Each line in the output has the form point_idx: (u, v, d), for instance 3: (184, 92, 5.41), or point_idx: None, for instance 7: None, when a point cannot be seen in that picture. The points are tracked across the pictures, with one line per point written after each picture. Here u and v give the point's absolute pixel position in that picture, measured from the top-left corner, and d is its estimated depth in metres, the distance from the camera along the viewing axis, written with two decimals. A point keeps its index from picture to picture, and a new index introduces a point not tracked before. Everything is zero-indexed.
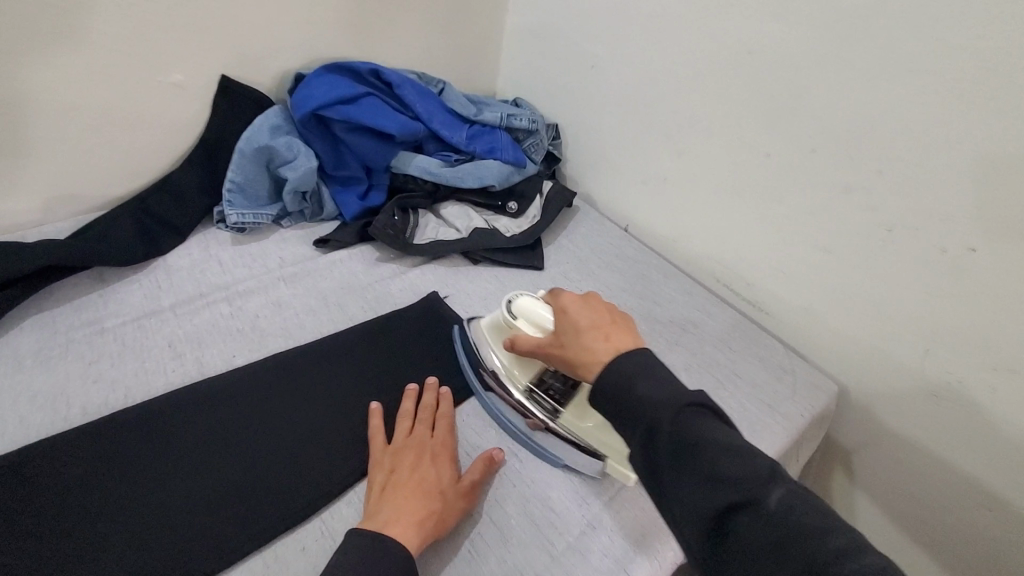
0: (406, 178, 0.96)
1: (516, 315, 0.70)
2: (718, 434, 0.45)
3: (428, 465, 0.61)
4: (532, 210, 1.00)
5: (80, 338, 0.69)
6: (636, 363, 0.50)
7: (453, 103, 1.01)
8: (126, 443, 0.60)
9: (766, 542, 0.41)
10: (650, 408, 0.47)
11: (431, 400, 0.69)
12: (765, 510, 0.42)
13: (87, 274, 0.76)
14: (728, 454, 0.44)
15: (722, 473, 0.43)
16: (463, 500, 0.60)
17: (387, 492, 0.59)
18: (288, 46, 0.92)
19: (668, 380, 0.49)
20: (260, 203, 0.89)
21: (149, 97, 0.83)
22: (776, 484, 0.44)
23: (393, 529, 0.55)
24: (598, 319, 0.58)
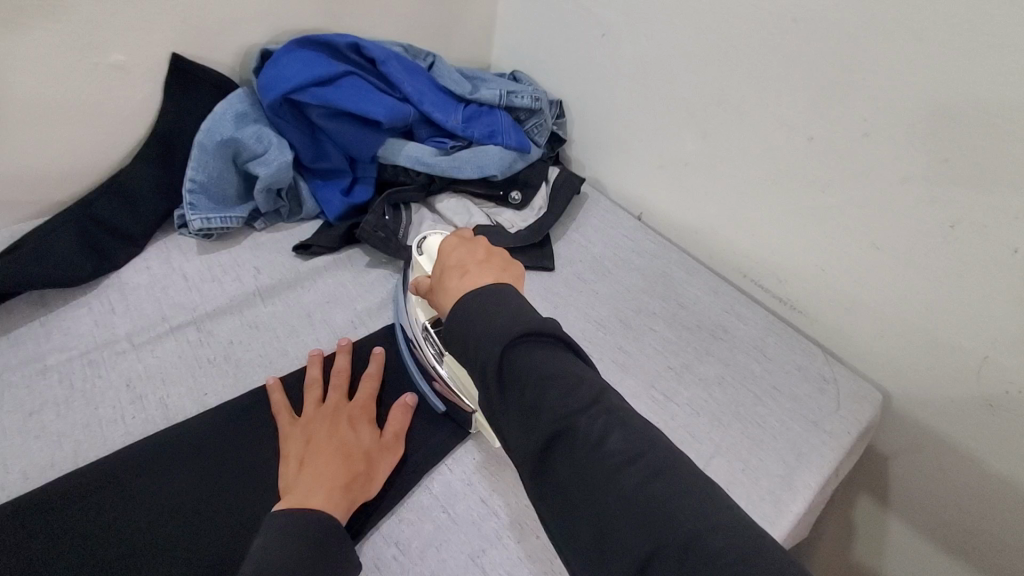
0: (395, 168, 0.84)
1: (425, 252, 0.65)
2: (552, 364, 0.44)
3: (345, 428, 0.57)
4: (537, 202, 0.91)
5: (18, 380, 0.58)
6: (490, 299, 0.48)
7: (445, 80, 0.89)
8: (85, 510, 0.51)
9: (584, 468, 0.42)
10: (479, 335, 0.46)
11: (344, 363, 0.63)
12: (585, 442, 0.42)
13: (24, 299, 0.65)
14: (554, 385, 0.43)
15: (546, 403, 0.43)
16: (391, 452, 0.57)
17: (305, 467, 0.53)
18: (250, 17, 0.78)
19: (517, 310, 0.47)
20: (228, 203, 0.77)
21: (86, 82, 0.69)
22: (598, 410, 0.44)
23: (314, 496, 0.50)
24: (468, 257, 0.55)
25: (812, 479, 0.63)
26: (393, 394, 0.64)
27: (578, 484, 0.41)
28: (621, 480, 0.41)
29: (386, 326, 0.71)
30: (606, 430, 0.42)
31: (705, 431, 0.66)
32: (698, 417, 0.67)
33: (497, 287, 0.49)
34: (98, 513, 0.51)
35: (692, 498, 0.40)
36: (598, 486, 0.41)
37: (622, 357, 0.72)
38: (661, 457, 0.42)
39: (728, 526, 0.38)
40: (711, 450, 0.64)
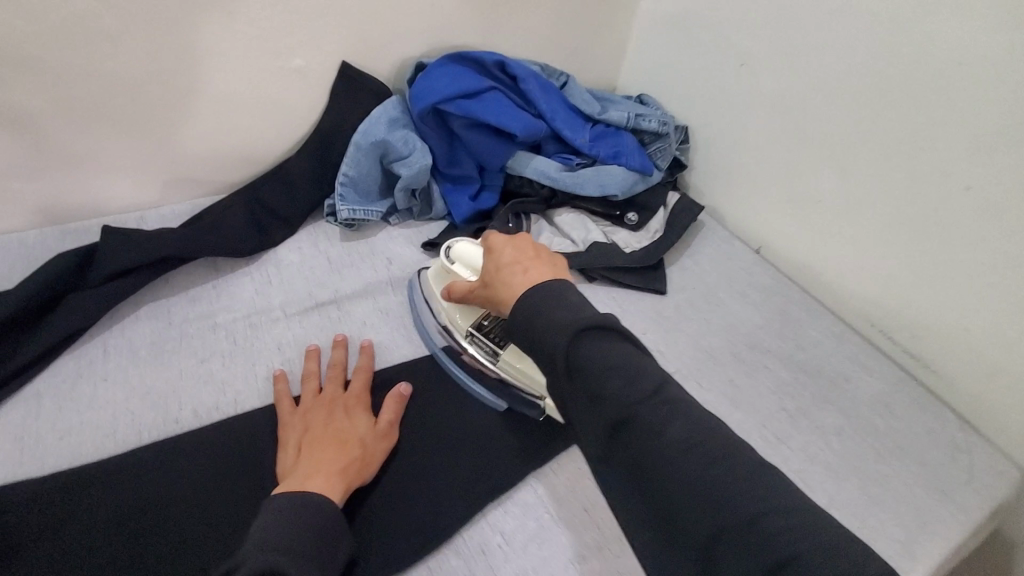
0: (521, 179, 0.88)
1: (455, 260, 0.68)
2: (615, 357, 0.46)
3: (340, 416, 0.58)
4: (655, 224, 0.91)
5: (193, 331, 0.66)
6: (551, 295, 0.50)
7: (576, 99, 0.93)
8: (221, 449, 0.57)
9: (651, 454, 0.43)
10: (545, 333, 0.48)
11: (340, 356, 0.65)
12: (647, 432, 0.44)
13: (200, 262, 0.74)
14: (616, 376, 0.45)
15: (606, 392, 0.45)
16: (383, 439, 0.58)
17: (303, 454, 0.54)
18: (411, 33, 0.86)
19: (573, 305, 0.49)
20: (371, 198, 0.85)
21: (272, 81, 0.80)
22: (661, 404, 0.44)
23: (313, 486, 0.51)
24: (520, 255, 0.58)
25: (936, 550, 0.59)
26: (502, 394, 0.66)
27: (637, 461, 0.44)
28: (678, 459, 0.42)
29: None
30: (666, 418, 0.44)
31: (817, 479, 0.63)
32: (811, 465, 0.64)
33: (560, 281, 0.52)
34: (244, 444, 0.58)
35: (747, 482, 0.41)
36: (657, 468, 0.43)
37: (733, 390, 0.70)
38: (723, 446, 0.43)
39: (784, 509, 0.39)
40: (824, 500, 0.61)
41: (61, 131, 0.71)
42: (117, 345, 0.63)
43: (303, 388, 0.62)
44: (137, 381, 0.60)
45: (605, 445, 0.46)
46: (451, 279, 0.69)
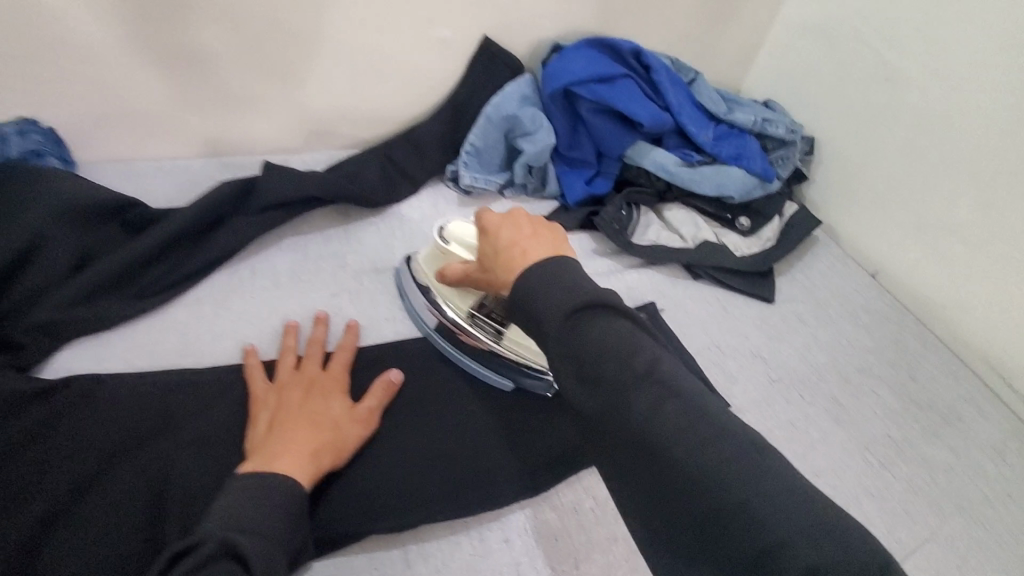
0: (637, 170, 0.89)
1: (450, 240, 0.63)
2: (610, 335, 0.40)
3: (316, 397, 0.55)
4: (767, 232, 0.89)
5: (326, 267, 0.73)
6: (551, 275, 0.43)
7: (703, 97, 0.93)
8: None
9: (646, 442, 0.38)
10: (539, 319, 0.41)
11: (321, 334, 0.62)
12: (634, 419, 0.38)
13: (333, 208, 0.80)
14: (612, 358, 0.39)
15: (599, 378, 0.39)
16: (358, 424, 0.55)
17: (274, 432, 0.51)
18: (552, 16, 0.89)
19: (570, 283, 0.42)
20: (492, 168, 0.88)
21: (418, 48, 0.85)
22: (654, 387, 0.39)
23: (281, 466, 0.48)
24: (514, 234, 0.48)
25: None
26: None
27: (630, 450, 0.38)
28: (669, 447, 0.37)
29: None
30: (658, 406, 0.38)
31: (920, 513, 0.60)
32: (915, 496, 0.62)
33: (561, 262, 0.43)
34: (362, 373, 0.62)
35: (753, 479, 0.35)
36: (662, 463, 0.37)
37: (836, 408, 0.69)
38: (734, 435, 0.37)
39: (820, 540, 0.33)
40: (925, 534, 0.59)
41: (233, 73, 0.79)
42: (263, 270, 0.70)
43: (280, 366, 0.59)
44: (277, 303, 0.67)
45: (592, 426, 0.40)
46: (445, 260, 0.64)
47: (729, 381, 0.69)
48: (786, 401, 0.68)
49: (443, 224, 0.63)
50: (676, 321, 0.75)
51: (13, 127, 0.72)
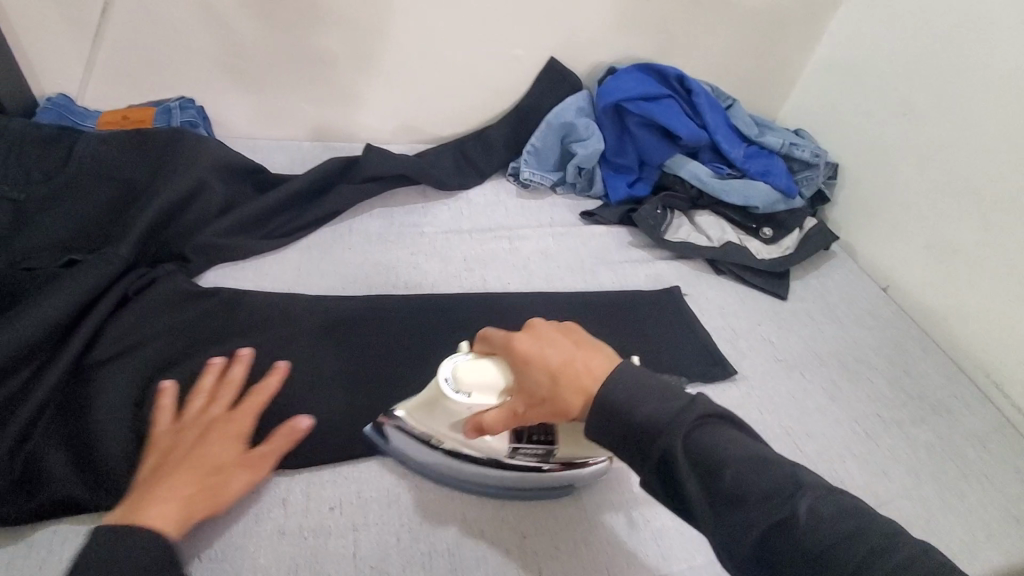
0: (674, 179, 1.02)
1: (465, 389, 0.55)
2: (737, 447, 0.46)
3: (210, 441, 0.53)
4: (789, 242, 1.00)
5: (408, 233, 0.88)
6: (644, 378, 0.49)
7: (737, 120, 1.06)
8: (408, 314, 0.74)
9: (817, 553, 0.42)
10: (651, 432, 0.46)
11: (239, 373, 0.60)
12: (800, 535, 0.42)
13: (414, 188, 0.96)
14: (743, 464, 0.45)
15: (741, 489, 0.44)
16: (251, 468, 0.54)
17: (156, 479, 0.50)
18: (610, 43, 1.04)
19: (659, 390, 0.48)
20: (547, 167, 1.03)
21: (495, 63, 1.01)
22: (801, 494, 0.44)
23: (151, 514, 0.47)
24: (562, 350, 0.53)
25: (995, 558, 0.67)
26: (631, 336, 0.80)
27: (790, 559, 0.42)
28: (826, 544, 0.42)
29: (634, 288, 0.88)
30: (816, 511, 0.43)
31: (897, 475, 0.72)
32: (894, 463, 0.73)
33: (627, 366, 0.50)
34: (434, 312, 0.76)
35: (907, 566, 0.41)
36: (818, 559, 0.42)
37: (834, 389, 0.80)
38: (879, 528, 0.43)
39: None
40: (898, 492, 0.71)
41: (345, 72, 0.97)
42: (358, 229, 0.86)
43: (188, 406, 0.57)
44: (369, 255, 0.83)
45: (758, 553, 0.43)
46: (465, 412, 0.56)
47: (739, 355, 0.82)
48: (788, 377, 0.81)
49: (450, 376, 0.56)
50: (699, 306, 0.88)
51: (177, 103, 0.91)
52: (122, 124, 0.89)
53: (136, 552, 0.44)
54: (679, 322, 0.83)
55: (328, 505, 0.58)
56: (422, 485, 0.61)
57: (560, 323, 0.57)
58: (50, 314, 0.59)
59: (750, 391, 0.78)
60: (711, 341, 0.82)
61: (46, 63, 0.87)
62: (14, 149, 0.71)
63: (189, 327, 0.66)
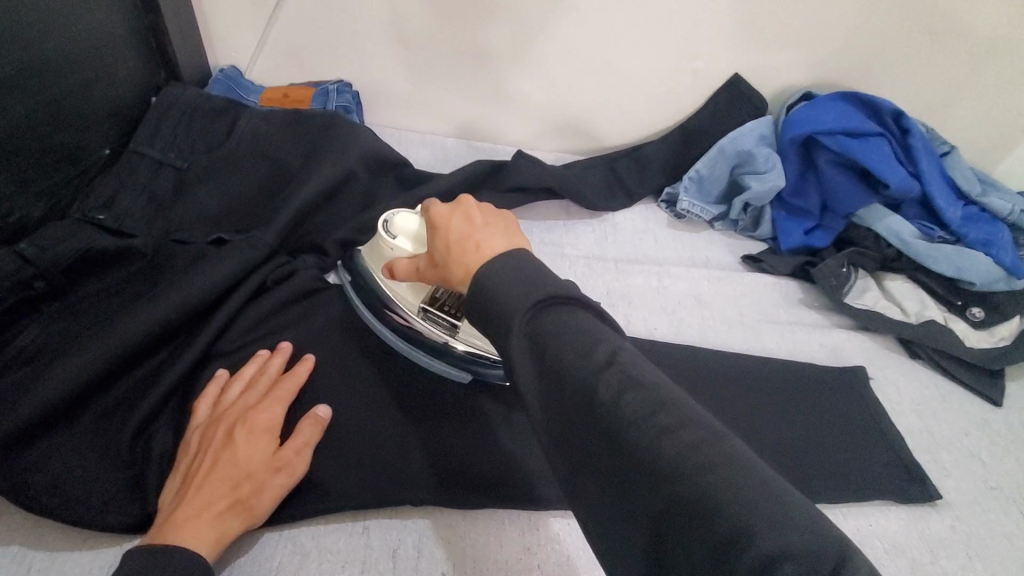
0: (866, 233, 0.85)
1: (397, 234, 0.59)
2: (568, 322, 0.37)
3: (237, 441, 0.48)
4: (1004, 332, 0.80)
5: (548, 254, 0.80)
6: (563, 317, 0.37)
7: (957, 173, 0.86)
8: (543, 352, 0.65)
9: (557, 402, 0.36)
10: (498, 310, 0.38)
11: (277, 366, 0.55)
12: (603, 414, 0.34)
13: (557, 203, 0.88)
14: (573, 348, 0.36)
15: (556, 367, 0.35)
16: (283, 477, 0.49)
17: (184, 487, 0.46)
18: (809, 64, 0.89)
19: (535, 276, 0.39)
20: (708, 199, 0.90)
21: (669, 75, 0.90)
22: (610, 368, 0.35)
23: (182, 535, 0.43)
24: (466, 227, 0.46)
25: None
26: (797, 419, 0.66)
27: (622, 467, 0.33)
28: (667, 471, 0.31)
29: (803, 359, 0.74)
30: (614, 389, 0.34)
31: None
32: None
33: (513, 253, 0.41)
34: None
35: (736, 475, 0.31)
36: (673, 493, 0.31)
37: None
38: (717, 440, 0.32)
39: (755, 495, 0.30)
40: None
41: (504, 69, 0.90)
42: None
43: (224, 398, 0.53)
44: None
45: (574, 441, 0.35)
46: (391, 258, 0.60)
47: (940, 473, 0.66)
48: (1001, 512, 0.64)
49: (391, 215, 0.60)
50: (884, 395, 0.72)
51: (336, 86, 0.89)
52: (282, 102, 0.89)
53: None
54: (860, 412, 0.68)
55: (437, 568, 0.50)
56: (545, 565, 0.51)
57: (497, 207, 0.50)
58: (194, 297, 0.57)
59: (951, 521, 0.62)
60: (902, 444, 0.66)
61: (223, 33, 0.88)
62: (185, 117, 0.71)
63: (323, 332, 0.61)
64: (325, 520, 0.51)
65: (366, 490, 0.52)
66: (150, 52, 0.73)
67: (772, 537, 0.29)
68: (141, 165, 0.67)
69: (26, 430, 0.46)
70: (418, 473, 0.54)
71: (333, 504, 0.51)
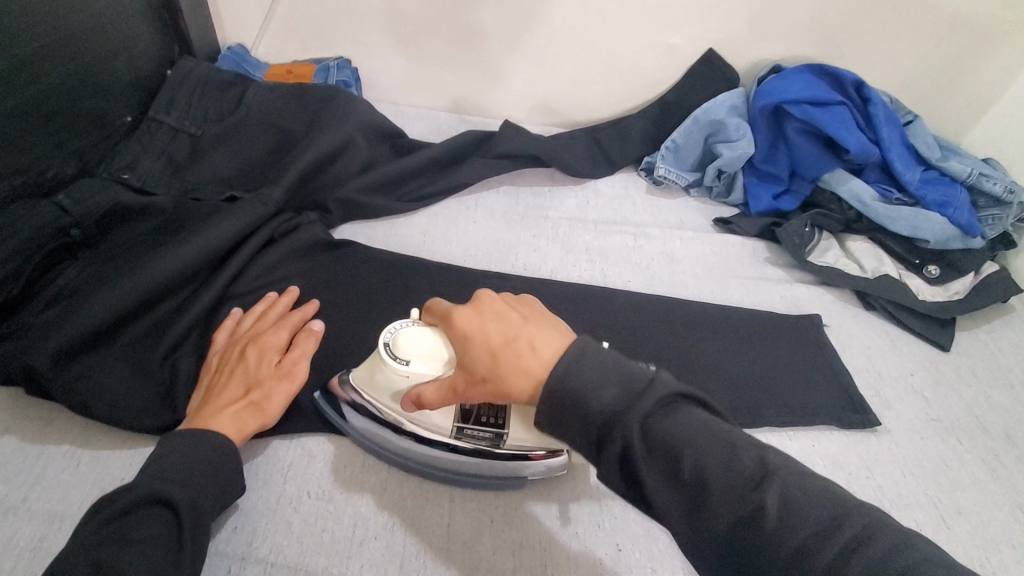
0: (830, 197, 0.91)
1: (403, 356, 0.54)
2: (700, 433, 0.42)
3: (249, 356, 0.57)
4: (957, 287, 0.86)
5: (532, 216, 0.87)
6: (684, 420, 0.42)
7: (917, 139, 0.92)
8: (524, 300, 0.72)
9: (719, 523, 0.39)
10: (610, 423, 0.42)
11: (283, 303, 0.63)
12: (767, 526, 0.38)
13: (543, 170, 0.94)
14: (712, 457, 0.41)
15: (707, 481, 0.40)
16: (288, 382, 0.56)
17: (206, 394, 0.54)
18: (779, 38, 0.95)
19: (619, 371, 0.44)
20: (684, 166, 0.96)
21: (647, 50, 0.96)
22: (761, 478, 0.40)
23: (204, 427, 0.50)
24: (505, 329, 0.49)
25: None
26: (756, 359, 0.73)
27: (755, 542, 0.38)
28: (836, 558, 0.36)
29: (767, 310, 0.80)
30: (776, 500, 0.38)
31: None
32: None
33: (578, 346, 0.46)
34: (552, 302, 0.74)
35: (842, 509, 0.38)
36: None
37: (997, 464, 0.69)
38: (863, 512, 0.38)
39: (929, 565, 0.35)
40: None
41: (492, 45, 0.96)
42: (485, 205, 0.86)
43: (237, 327, 0.60)
44: (493, 233, 0.83)
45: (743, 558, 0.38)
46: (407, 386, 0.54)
47: (884, 406, 0.73)
48: (939, 439, 0.70)
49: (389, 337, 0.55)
50: (839, 341, 0.79)
51: (335, 62, 0.96)
52: (286, 78, 0.95)
53: (204, 460, 0.48)
54: (815, 355, 0.75)
55: (427, 472, 0.57)
56: None
57: (512, 298, 0.55)
58: (210, 243, 0.64)
59: (892, 446, 0.69)
60: (852, 382, 0.73)
61: (230, 13, 0.94)
62: (197, 89, 0.77)
63: (325, 278, 0.68)
64: (327, 431, 0.58)
65: None
66: (164, 29, 0.80)
67: (883, 541, 0.36)
68: (159, 132, 0.74)
69: (70, 349, 0.54)
70: None
71: (335, 420, 0.58)
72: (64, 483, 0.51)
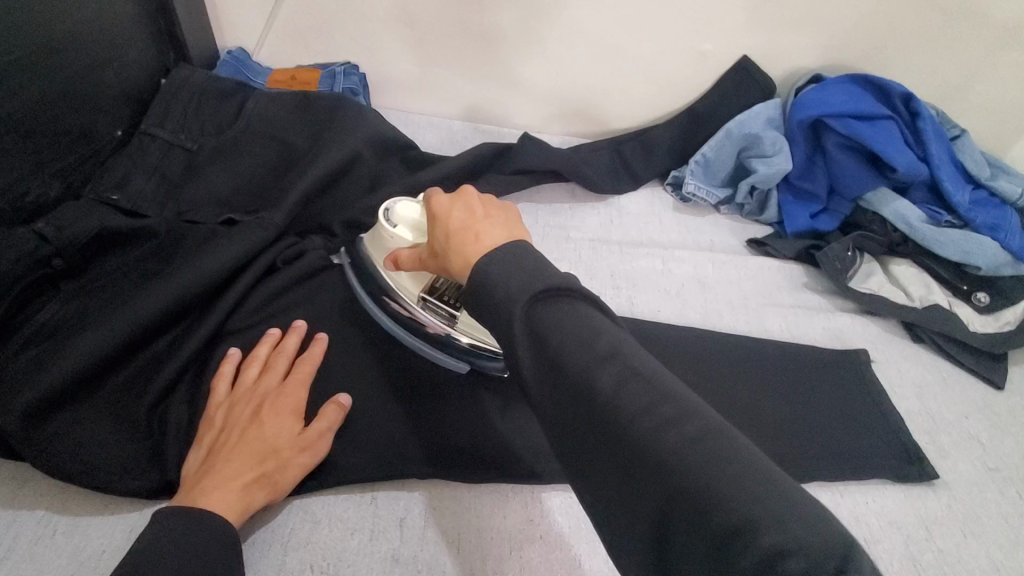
0: (872, 218, 0.85)
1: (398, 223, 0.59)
2: (572, 320, 0.36)
3: (263, 418, 0.51)
4: (1010, 316, 0.78)
5: (552, 237, 0.81)
6: (564, 309, 0.37)
7: (966, 156, 0.85)
8: None
9: (569, 410, 0.35)
10: (497, 303, 0.38)
11: (293, 345, 0.57)
12: (614, 424, 0.33)
13: (563, 185, 0.88)
14: (576, 346, 0.35)
15: (563, 372, 0.35)
16: (306, 454, 0.51)
17: (211, 460, 0.48)
18: (819, 46, 0.88)
19: (536, 266, 0.39)
20: (714, 182, 0.90)
21: (677, 57, 0.89)
22: (617, 367, 0.34)
23: (211, 507, 0.45)
24: (466, 217, 0.46)
25: None
26: (795, 398, 0.67)
27: (616, 457, 0.33)
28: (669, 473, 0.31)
29: (807, 342, 0.74)
30: (624, 393, 0.33)
31: None
32: None
33: (510, 244, 0.41)
34: None
35: (735, 467, 0.30)
36: (678, 499, 0.30)
37: None
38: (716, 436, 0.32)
39: (762, 498, 0.29)
40: None
41: (511, 51, 0.90)
42: None
43: (243, 377, 0.54)
44: None
45: (579, 445, 0.35)
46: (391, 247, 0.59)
47: (938, 454, 0.67)
48: (999, 491, 0.64)
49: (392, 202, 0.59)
50: (885, 378, 0.73)
51: (343, 69, 0.90)
52: (289, 85, 0.89)
53: (205, 547, 0.42)
54: (860, 394, 0.69)
55: (443, 537, 0.51)
56: (548, 536, 0.53)
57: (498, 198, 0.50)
58: (205, 275, 0.58)
59: (947, 500, 0.63)
60: (901, 425, 0.67)
61: (231, 15, 0.88)
62: (193, 100, 0.72)
63: (332, 312, 0.63)
64: (334, 491, 0.53)
65: (372, 464, 0.54)
66: (158, 34, 0.74)
67: (773, 533, 0.28)
68: (152, 147, 0.68)
69: (47, 402, 0.48)
70: (420, 447, 0.55)
71: (341, 477, 0.53)
72: (43, 554, 0.45)
